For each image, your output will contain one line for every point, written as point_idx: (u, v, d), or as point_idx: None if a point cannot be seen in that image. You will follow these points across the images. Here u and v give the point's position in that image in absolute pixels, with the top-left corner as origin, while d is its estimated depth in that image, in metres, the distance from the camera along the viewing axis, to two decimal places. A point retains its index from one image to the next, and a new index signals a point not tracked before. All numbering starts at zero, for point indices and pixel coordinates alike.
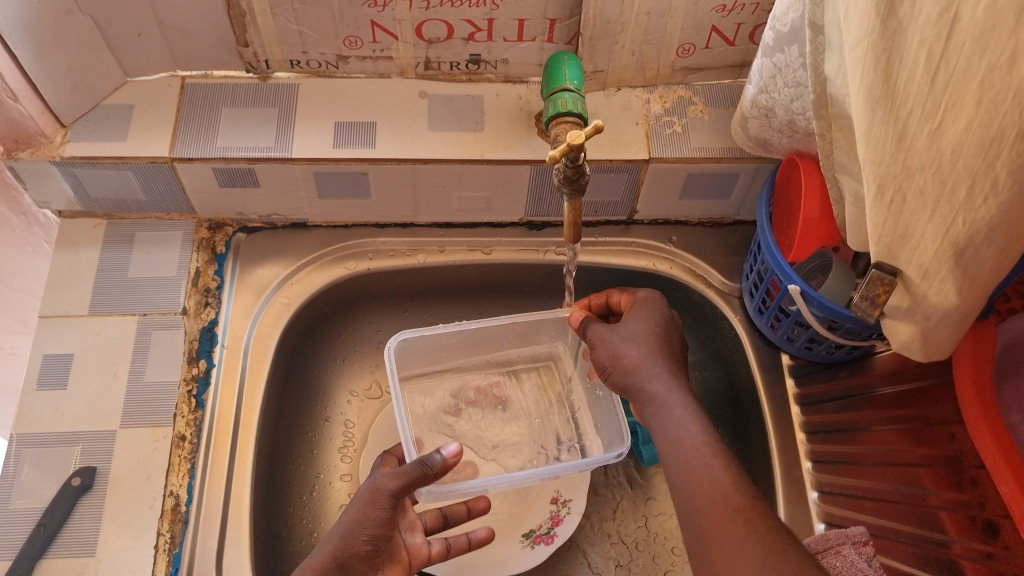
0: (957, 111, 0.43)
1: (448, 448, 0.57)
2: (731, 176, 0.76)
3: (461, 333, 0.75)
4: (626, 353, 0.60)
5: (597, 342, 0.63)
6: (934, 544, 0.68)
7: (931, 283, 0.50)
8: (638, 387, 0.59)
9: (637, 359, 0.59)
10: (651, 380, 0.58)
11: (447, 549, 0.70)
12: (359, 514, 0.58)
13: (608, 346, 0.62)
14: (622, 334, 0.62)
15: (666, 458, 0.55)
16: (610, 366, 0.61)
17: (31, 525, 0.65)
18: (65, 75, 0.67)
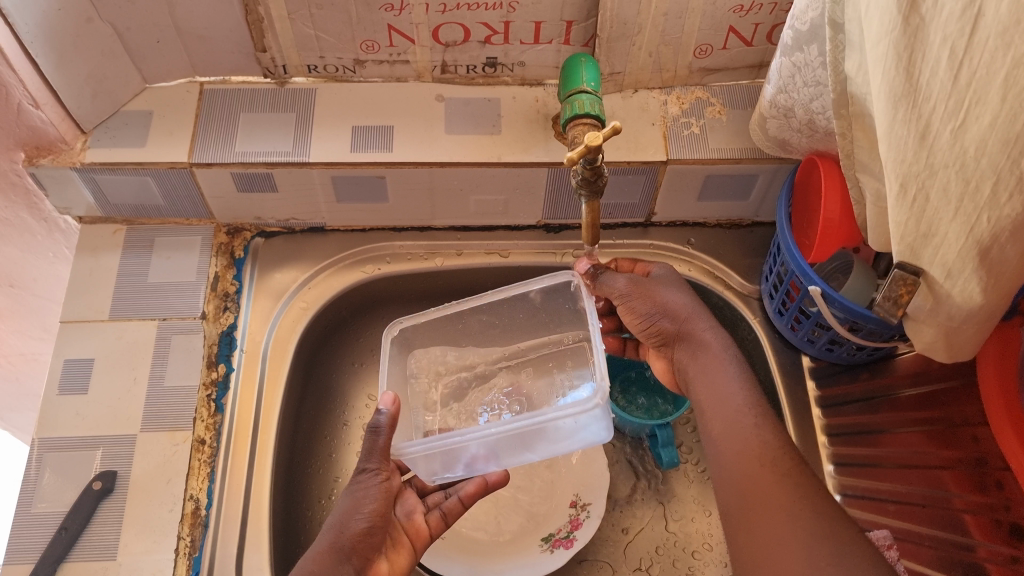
0: (981, 108, 0.42)
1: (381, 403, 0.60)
2: (750, 177, 0.75)
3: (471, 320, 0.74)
4: (674, 301, 0.65)
5: (635, 292, 0.66)
6: (958, 547, 0.68)
7: (956, 282, 0.49)
8: (690, 334, 0.64)
9: (690, 311, 0.64)
10: (703, 329, 0.64)
11: (445, 517, 0.67)
12: (350, 499, 0.60)
13: (650, 293, 0.65)
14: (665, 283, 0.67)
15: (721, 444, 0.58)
16: (657, 314, 0.65)
17: (52, 529, 0.65)
18: (86, 82, 0.68)
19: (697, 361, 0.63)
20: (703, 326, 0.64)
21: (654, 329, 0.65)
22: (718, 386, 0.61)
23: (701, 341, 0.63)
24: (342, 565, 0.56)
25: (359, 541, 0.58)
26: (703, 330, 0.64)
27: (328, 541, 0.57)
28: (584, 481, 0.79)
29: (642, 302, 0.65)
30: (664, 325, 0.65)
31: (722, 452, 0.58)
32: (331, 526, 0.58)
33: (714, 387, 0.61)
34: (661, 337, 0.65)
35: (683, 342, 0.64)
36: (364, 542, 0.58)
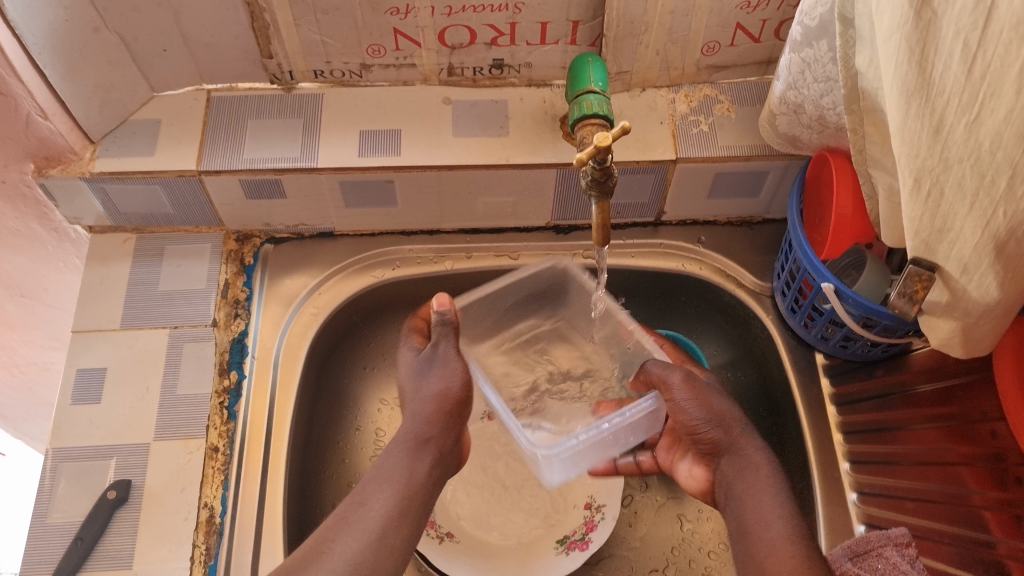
0: (996, 101, 0.41)
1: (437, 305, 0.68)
2: (760, 174, 0.75)
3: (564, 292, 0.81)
4: (722, 408, 0.61)
5: (693, 394, 0.62)
6: (980, 544, 0.67)
7: (972, 277, 0.49)
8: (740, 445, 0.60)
9: (736, 422, 0.61)
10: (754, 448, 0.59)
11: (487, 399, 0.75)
12: (445, 369, 0.64)
13: (706, 397, 0.62)
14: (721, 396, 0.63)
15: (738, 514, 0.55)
16: (709, 421, 0.61)
17: (68, 539, 0.65)
18: (93, 92, 0.68)
19: (744, 477, 0.58)
20: (751, 442, 0.60)
21: (703, 437, 0.61)
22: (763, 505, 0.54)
23: (749, 458, 0.58)
24: (447, 429, 0.61)
25: (457, 403, 0.62)
26: (749, 448, 0.59)
27: (434, 406, 0.61)
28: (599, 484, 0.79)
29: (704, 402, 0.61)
30: (712, 434, 0.60)
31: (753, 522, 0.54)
32: (433, 393, 0.62)
33: (760, 507, 0.54)
34: (709, 445, 0.61)
35: (733, 453, 0.60)
36: (461, 406, 0.62)
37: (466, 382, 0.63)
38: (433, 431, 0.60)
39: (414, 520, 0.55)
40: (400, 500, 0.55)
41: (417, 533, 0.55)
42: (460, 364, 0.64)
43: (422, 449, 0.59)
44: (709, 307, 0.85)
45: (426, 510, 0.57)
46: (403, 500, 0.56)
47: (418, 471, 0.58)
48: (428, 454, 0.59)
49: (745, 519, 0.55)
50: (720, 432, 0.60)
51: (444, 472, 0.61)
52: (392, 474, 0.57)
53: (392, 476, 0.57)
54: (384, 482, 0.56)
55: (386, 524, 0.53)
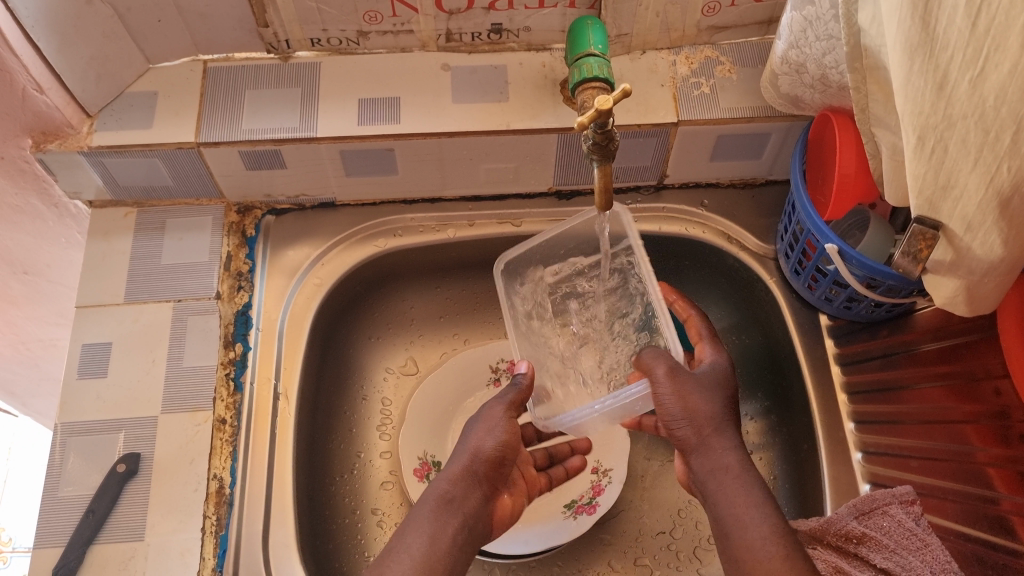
0: (1000, 54, 0.41)
1: (519, 369, 0.69)
2: (763, 135, 0.74)
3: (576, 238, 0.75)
4: (706, 406, 0.57)
5: (672, 389, 0.59)
6: (984, 501, 0.67)
7: (976, 235, 0.49)
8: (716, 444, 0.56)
9: (712, 419, 0.57)
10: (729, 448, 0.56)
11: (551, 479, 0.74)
12: (483, 430, 0.64)
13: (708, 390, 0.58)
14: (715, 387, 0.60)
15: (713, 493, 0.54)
16: (685, 419, 0.57)
17: (79, 512, 0.66)
18: (88, 65, 0.67)
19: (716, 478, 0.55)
20: (722, 442, 0.56)
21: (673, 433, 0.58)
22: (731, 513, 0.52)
23: (718, 457, 0.55)
24: (476, 489, 0.60)
25: (491, 466, 0.62)
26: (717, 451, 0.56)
27: (465, 465, 0.61)
28: (604, 448, 0.80)
29: (688, 398, 0.58)
30: (684, 430, 0.57)
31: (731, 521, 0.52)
32: (468, 450, 0.62)
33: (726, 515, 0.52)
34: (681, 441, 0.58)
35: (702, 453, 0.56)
36: (495, 469, 0.63)
37: (500, 442, 0.63)
38: (458, 492, 0.59)
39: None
40: (429, 559, 0.54)
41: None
42: (505, 426, 0.64)
43: (450, 506, 0.58)
44: (713, 272, 0.85)
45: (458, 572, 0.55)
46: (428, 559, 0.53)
47: (448, 532, 0.56)
48: (458, 514, 0.58)
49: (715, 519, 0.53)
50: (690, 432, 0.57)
51: (476, 535, 0.59)
52: (419, 534, 0.55)
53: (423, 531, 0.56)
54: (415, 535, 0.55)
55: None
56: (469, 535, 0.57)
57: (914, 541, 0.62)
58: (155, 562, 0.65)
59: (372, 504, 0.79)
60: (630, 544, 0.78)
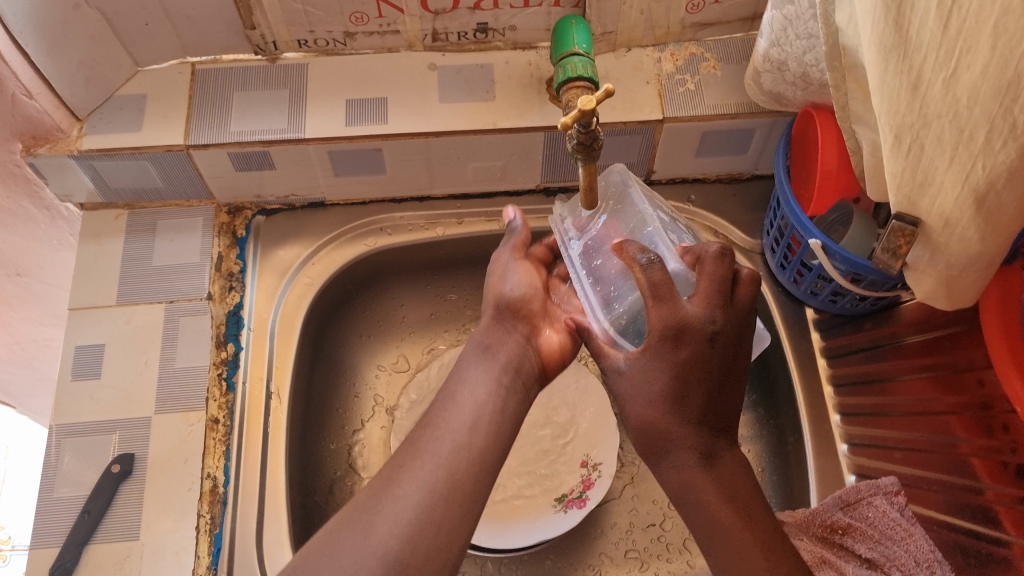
0: (971, 56, 0.41)
1: (508, 216, 0.70)
2: (747, 131, 0.75)
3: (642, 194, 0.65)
4: (653, 403, 0.52)
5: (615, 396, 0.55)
6: (967, 491, 0.68)
7: (954, 231, 0.49)
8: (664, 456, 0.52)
9: (653, 432, 0.52)
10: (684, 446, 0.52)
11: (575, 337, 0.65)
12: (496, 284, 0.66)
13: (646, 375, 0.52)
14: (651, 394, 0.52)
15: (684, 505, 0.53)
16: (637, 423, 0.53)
17: (76, 512, 0.67)
18: (78, 69, 0.68)
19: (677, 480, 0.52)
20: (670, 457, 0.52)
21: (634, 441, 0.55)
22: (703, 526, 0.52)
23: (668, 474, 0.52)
24: (513, 334, 0.62)
25: (519, 308, 0.64)
26: (670, 462, 0.52)
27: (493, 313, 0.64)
28: (594, 442, 0.80)
29: (624, 404, 0.53)
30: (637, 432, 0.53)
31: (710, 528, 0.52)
32: (491, 299, 0.65)
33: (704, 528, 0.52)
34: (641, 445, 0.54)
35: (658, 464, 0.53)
36: (524, 306, 0.64)
37: (520, 282, 0.65)
38: (496, 339, 0.61)
39: (503, 434, 0.54)
40: (485, 403, 0.55)
41: (504, 437, 0.54)
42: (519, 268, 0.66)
43: (488, 351, 0.60)
44: None
45: (508, 434, 0.55)
46: (475, 411, 0.54)
47: (493, 375, 0.58)
48: (498, 359, 0.59)
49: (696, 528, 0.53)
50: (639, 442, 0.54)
51: (527, 376, 0.60)
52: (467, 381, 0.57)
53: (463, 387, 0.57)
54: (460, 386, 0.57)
55: (474, 424, 0.53)
56: (515, 378, 0.59)
57: (898, 531, 0.63)
58: (151, 561, 0.66)
59: None
60: (620, 536, 0.79)
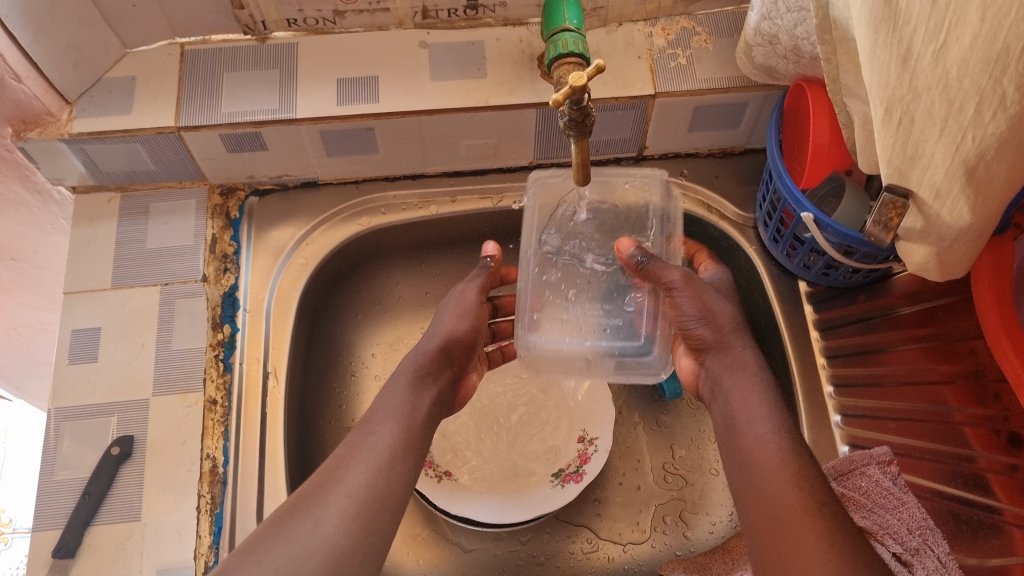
0: (961, 27, 0.41)
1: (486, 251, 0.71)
2: (739, 105, 0.75)
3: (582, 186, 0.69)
4: (718, 307, 0.60)
5: (688, 290, 0.60)
6: (959, 459, 0.69)
7: (944, 203, 0.50)
8: (728, 342, 0.60)
9: (730, 321, 0.60)
10: (743, 346, 0.60)
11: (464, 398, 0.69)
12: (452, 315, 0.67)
13: (701, 296, 0.60)
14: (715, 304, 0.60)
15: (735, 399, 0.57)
16: (700, 319, 0.60)
17: (76, 495, 0.67)
18: (66, 51, 0.67)
19: (733, 377, 0.59)
20: (741, 341, 0.60)
21: (692, 333, 0.61)
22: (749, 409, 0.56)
23: (739, 355, 0.59)
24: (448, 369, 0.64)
25: (464, 344, 0.66)
26: (738, 347, 0.60)
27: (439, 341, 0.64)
28: (590, 416, 0.80)
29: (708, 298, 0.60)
30: (702, 331, 0.60)
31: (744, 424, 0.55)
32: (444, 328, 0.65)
33: (746, 405, 0.56)
34: (697, 341, 0.61)
35: (719, 354, 0.60)
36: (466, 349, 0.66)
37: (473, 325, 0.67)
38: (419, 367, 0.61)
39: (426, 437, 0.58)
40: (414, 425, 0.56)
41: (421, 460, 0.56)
42: (474, 306, 0.68)
43: (425, 380, 0.60)
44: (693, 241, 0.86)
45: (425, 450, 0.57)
46: (407, 430, 0.56)
47: (427, 402, 0.59)
48: (432, 389, 0.60)
49: (733, 415, 0.57)
50: (708, 333, 0.60)
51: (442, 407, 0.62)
52: (398, 401, 0.58)
53: (396, 409, 0.57)
54: (389, 413, 0.57)
55: (393, 453, 0.54)
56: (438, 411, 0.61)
57: (891, 499, 0.63)
58: (152, 542, 0.66)
59: None
60: (616, 508, 0.80)
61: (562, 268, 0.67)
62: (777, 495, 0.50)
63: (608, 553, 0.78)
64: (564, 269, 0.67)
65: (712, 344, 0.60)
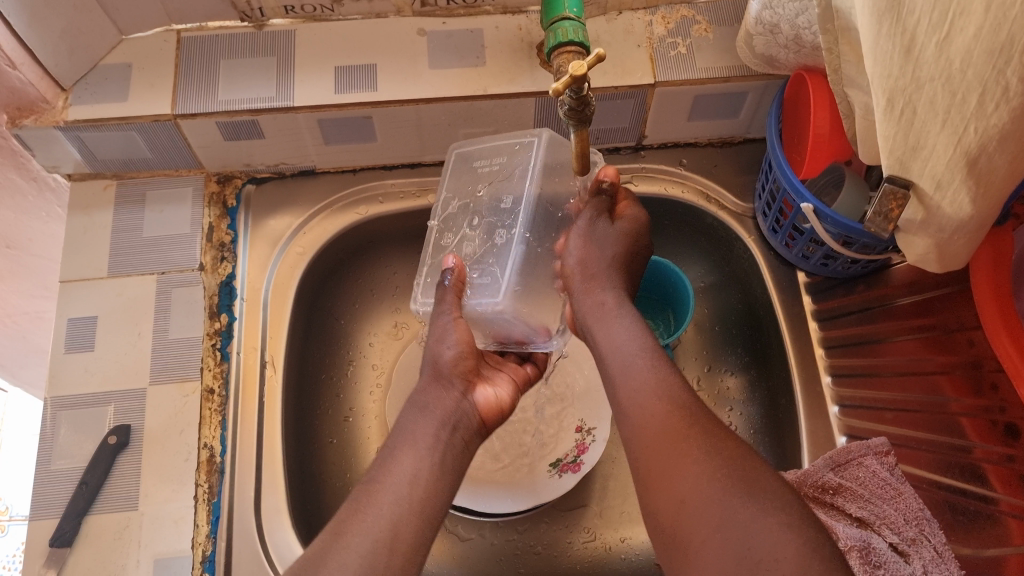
0: (965, 19, 0.41)
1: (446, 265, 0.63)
2: (739, 95, 0.74)
3: (495, 148, 0.68)
4: (594, 252, 0.65)
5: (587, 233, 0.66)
6: (957, 449, 0.69)
7: (946, 194, 0.50)
8: (592, 284, 0.64)
9: (597, 264, 0.65)
10: (604, 289, 0.64)
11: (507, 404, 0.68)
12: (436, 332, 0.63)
13: (588, 243, 0.65)
14: (590, 246, 0.65)
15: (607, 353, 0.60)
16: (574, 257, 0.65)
17: (73, 484, 0.67)
18: (61, 38, 0.66)
19: (598, 314, 0.63)
20: (605, 282, 0.64)
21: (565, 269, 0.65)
22: (614, 335, 0.61)
23: (597, 294, 0.64)
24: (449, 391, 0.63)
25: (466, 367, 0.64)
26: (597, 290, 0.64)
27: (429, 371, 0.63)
28: (588, 406, 0.80)
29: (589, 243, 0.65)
30: (571, 269, 0.65)
31: (613, 357, 0.60)
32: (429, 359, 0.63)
33: (611, 337, 0.61)
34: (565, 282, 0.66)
35: (580, 291, 0.64)
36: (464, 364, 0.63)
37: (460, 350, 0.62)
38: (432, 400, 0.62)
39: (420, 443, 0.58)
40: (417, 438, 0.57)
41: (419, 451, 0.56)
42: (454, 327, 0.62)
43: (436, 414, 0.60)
44: (692, 230, 0.86)
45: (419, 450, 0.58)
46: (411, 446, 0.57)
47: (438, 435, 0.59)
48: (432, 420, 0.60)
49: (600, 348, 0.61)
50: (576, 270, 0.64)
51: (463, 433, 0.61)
52: None
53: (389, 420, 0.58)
54: None
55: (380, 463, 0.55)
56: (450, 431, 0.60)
57: (888, 490, 0.63)
58: (151, 531, 0.66)
59: (365, 467, 0.81)
60: (614, 497, 0.80)
61: (454, 231, 0.67)
62: (645, 452, 0.53)
63: (606, 543, 0.78)
64: (452, 233, 0.67)
65: (580, 285, 0.64)
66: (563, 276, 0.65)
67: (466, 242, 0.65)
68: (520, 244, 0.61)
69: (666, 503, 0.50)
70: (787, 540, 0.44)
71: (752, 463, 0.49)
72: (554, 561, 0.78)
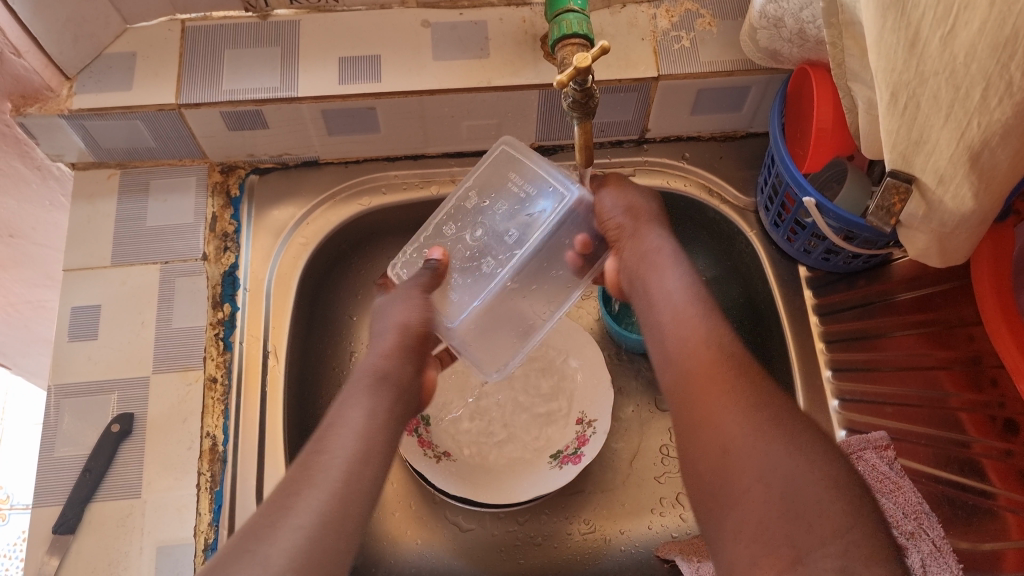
0: (969, 13, 0.41)
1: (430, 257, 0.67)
2: (742, 89, 0.75)
3: (541, 179, 0.67)
4: (640, 204, 0.68)
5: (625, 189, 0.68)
6: (955, 444, 0.69)
7: (948, 188, 0.50)
8: (637, 232, 0.66)
9: (645, 214, 0.67)
10: (653, 237, 0.66)
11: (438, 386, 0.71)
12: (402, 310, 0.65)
13: (629, 198, 0.68)
14: (634, 203, 0.68)
15: (655, 302, 0.62)
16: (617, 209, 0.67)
17: (76, 471, 0.67)
18: (65, 26, 0.66)
19: (647, 261, 0.64)
20: (652, 231, 0.66)
21: (609, 223, 0.67)
22: (664, 280, 0.63)
23: (647, 241, 0.65)
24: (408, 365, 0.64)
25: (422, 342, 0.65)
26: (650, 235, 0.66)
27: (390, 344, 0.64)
28: (589, 398, 0.81)
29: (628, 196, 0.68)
30: (619, 220, 0.67)
31: (664, 303, 0.61)
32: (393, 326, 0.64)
33: (662, 279, 0.63)
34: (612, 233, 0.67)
35: (632, 239, 0.66)
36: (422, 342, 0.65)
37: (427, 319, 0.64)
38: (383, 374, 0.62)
39: None
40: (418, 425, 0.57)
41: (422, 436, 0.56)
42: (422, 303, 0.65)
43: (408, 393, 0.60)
44: (693, 224, 0.86)
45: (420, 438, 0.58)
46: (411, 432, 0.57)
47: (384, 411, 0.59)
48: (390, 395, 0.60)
49: (650, 291, 0.63)
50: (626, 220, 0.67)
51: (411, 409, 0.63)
52: (385, 403, 0.60)
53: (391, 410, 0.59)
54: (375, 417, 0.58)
55: (382, 451, 0.56)
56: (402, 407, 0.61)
57: (886, 484, 0.64)
58: (153, 518, 0.67)
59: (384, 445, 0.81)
60: (614, 489, 0.81)
61: (463, 225, 0.68)
62: None
63: (605, 534, 0.79)
64: (461, 222, 0.68)
65: (628, 236, 0.66)
66: (610, 230, 0.67)
67: (457, 245, 0.68)
68: (497, 287, 0.66)
69: (710, 448, 0.52)
70: (829, 500, 0.45)
71: (794, 420, 0.51)
72: (554, 552, 0.78)
